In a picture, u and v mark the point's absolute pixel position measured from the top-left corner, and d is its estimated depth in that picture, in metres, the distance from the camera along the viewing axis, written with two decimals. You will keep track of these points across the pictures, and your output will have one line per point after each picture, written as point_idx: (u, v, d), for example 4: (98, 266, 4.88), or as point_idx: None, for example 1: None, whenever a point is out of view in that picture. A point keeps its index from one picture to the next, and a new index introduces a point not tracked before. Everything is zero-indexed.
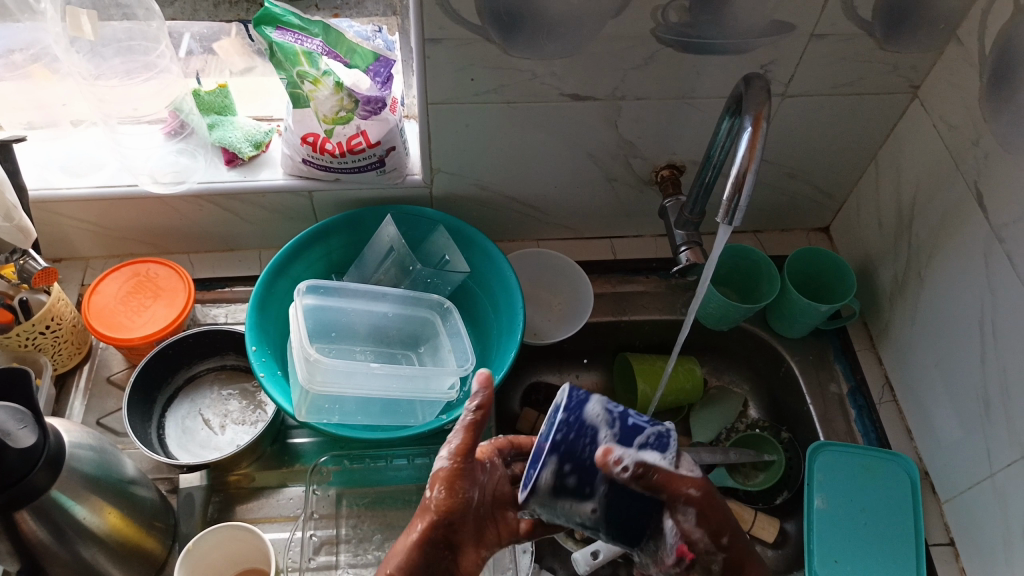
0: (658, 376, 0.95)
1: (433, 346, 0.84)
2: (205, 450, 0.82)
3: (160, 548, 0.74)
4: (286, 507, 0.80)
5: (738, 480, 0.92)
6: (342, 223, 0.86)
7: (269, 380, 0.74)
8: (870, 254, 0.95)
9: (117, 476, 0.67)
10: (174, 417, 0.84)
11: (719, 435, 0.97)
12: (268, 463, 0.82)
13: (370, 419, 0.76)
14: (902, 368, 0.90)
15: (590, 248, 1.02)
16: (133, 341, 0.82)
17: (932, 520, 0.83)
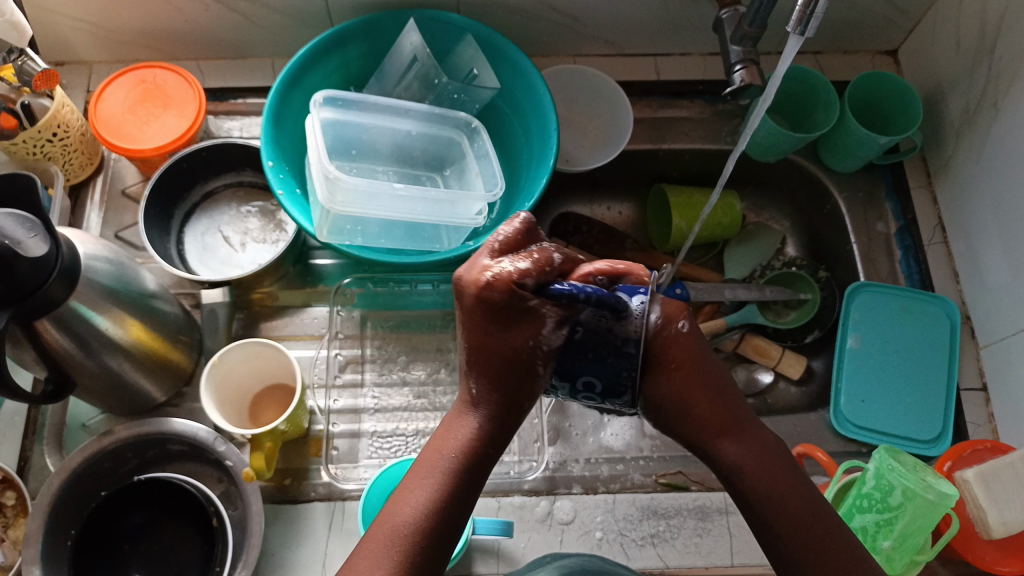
0: (694, 209, 0.90)
1: (459, 169, 0.79)
2: (226, 267, 0.80)
3: (187, 361, 0.75)
4: (311, 327, 0.80)
5: (769, 317, 0.90)
6: (359, 28, 0.78)
7: (288, 198, 0.70)
8: (941, 81, 0.86)
9: (137, 290, 0.66)
10: (194, 233, 0.82)
11: (752, 273, 0.93)
12: (291, 283, 0.82)
13: (393, 243, 0.74)
14: (957, 207, 0.84)
15: (630, 67, 0.93)
16: (143, 152, 0.78)
17: (967, 363, 0.81)
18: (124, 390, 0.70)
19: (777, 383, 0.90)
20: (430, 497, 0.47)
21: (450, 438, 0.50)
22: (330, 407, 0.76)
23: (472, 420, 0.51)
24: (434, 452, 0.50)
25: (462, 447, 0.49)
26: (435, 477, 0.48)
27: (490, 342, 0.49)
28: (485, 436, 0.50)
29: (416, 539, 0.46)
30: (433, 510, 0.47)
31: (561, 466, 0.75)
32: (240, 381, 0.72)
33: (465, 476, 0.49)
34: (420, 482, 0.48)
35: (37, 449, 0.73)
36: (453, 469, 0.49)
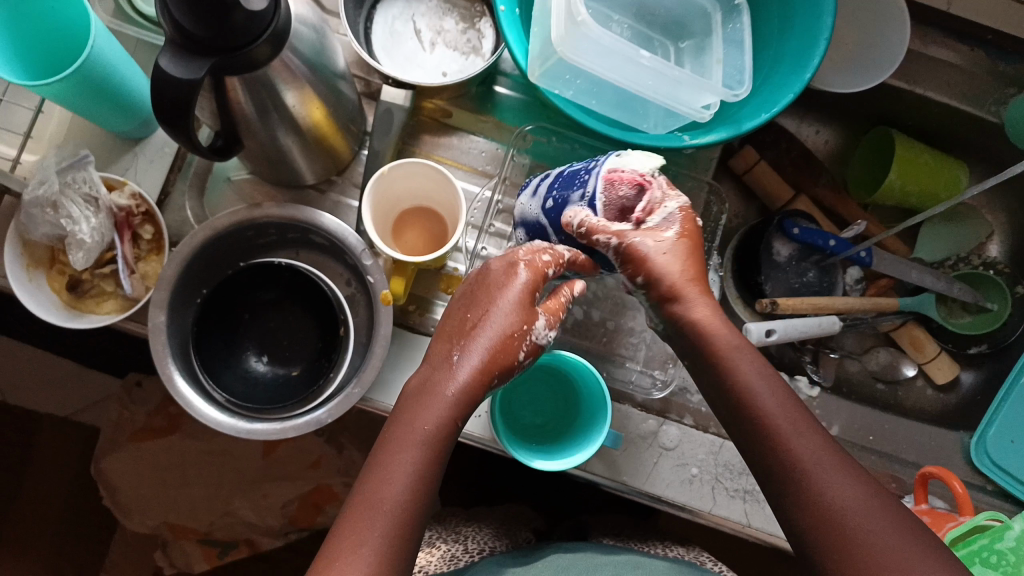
0: (916, 170, 0.79)
1: (699, 46, 0.67)
2: (409, 65, 0.74)
3: (347, 151, 0.71)
4: (474, 160, 0.75)
5: (941, 313, 0.81)
6: None
7: (508, 18, 0.62)
8: None
9: (329, 67, 0.60)
10: (385, 14, 0.75)
11: (944, 260, 0.84)
12: (467, 104, 0.74)
13: (602, 108, 0.65)
14: None
15: None
16: None
17: None
18: (280, 164, 0.66)
19: (915, 381, 0.84)
20: (408, 490, 0.47)
21: (429, 432, 0.49)
22: (474, 249, 0.71)
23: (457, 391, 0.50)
24: (406, 435, 0.49)
25: (438, 428, 0.49)
26: (419, 459, 0.48)
27: (476, 340, 0.51)
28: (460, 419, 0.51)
29: (397, 520, 0.46)
30: (414, 489, 0.47)
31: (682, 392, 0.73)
32: (398, 192, 0.69)
33: (436, 471, 0.49)
34: (393, 461, 0.48)
35: (179, 189, 0.71)
36: (433, 460, 0.49)
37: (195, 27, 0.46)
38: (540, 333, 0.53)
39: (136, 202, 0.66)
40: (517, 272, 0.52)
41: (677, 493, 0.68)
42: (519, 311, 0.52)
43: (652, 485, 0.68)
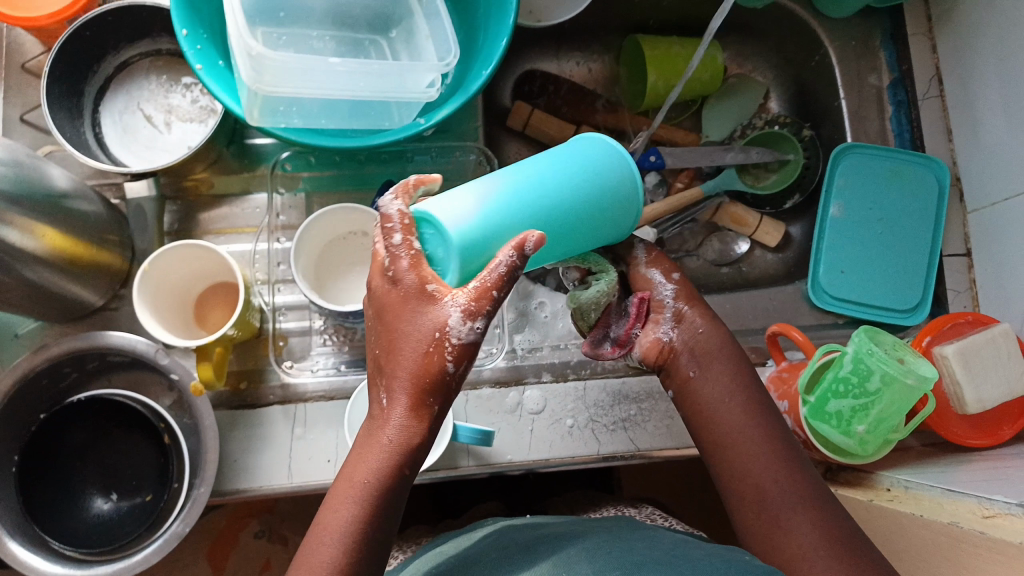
0: (673, 64, 0.81)
1: (407, 30, 0.65)
2: (153, 153, 0.72)
3: (118, 260, 0.70)
4: (252, 218, 0.74)
5: (748, 183, 0.85)
6: None
7: (209, 74, 0.62)
8: None
9: (45, 191, 0.59)
10: (111, 112, 0.73)
11: (733, 134, 0.87)
12: (227, 168, 0.74)
13: (336, 123, 0.63)
14: (957, 56, 0.76)
15: None
16: (39, 20, 0.67)
17: (952, 229, 0.76)
18: (53, 297, 0.65)
19: (753, 251, 0.87)
20: (345, 550, 0.46)
21: (357, 479, 0.47)
22: (277, 304, 0.72)
23: (393, 430, 0.47)
24: (346, 489, 0.47)
25: (391, 482, 0.47)
26: (353, 511, 0.46)
27: (399, 363, 0.47)
28: (403, 463, 0.48)
29: None
30: (359, 532, 0.46)
31: (529, 354, 0.73)
32: (180, 283, 0.67)
33: (374, 530, 0.47)
34: (335, 513, 0.47)
35: None
36: (371, 521, 0.47)
37: None
38: (505, 259, 0.43)
39: None
40: (399, 278, 0.46)
41: (563, 449, 0.69)
42: (427, 317, 0.46)
43: (537, 451, 0.69)
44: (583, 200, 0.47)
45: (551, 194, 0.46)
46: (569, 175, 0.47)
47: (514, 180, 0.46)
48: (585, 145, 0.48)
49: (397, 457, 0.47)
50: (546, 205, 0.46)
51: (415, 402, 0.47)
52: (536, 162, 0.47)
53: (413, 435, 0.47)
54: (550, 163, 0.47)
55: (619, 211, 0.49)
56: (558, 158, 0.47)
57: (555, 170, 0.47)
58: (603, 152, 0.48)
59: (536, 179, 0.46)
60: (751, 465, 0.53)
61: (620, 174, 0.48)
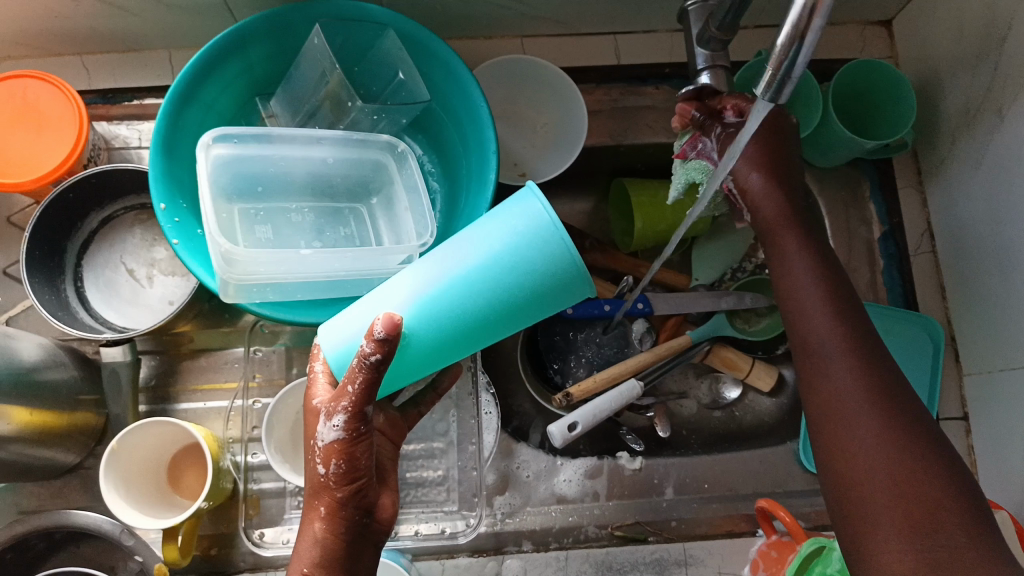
0: (659, 210, 0.81)
1: (388, 197, 0.66)
2: (133, 309, 0.72)
3: (95, 418, 0.69)
4: (232, 373, 0.73)
5: (738, 327, 0.83)
6: (262, 28, 0.65)
7: (185, 248, 0.62)
8: (938, 70, 0.74)
9: (10, 370, 0.58)
10: (94, 268, 0.73)
11: (722, 278, 0.87)
12: (208, 322, 0.73)
13: (314, 296, 0.60)
14: (947, 214, 0.75)
15: (587, 48, 0.80)
16: (24, 183, 0.67)
17: (949, 390, 0.74)
18: (25, 467, 0.64)
19: (745, 395, 0.85)
20: None
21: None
22: (250, 460, 0.70)
23: (314, 546, 0.47)
24: None
25: None
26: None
27: (310, 481, 0.48)
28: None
29: None
30: None
31: (509, 518, 0.70)
32: (149, 453, 0.65)
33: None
34: None
35: None
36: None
37: None
38: (363, 352, 0.44)
39: None
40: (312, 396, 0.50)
41: None
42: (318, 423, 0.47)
43: None
44: (500, 268, 0.45)
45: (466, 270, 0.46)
46: (490, 243, 0.46)
47: (437, 264, 0.48)
48: (516, 206, 0.46)
49: (319, 569, 0.47)
50: (461, 284, 0.46)
51: (330, 513, 0.47)
52: (466, 237, 0.47)
53: (338, 545, 0.47)
54: (474, 237, 0.47)
55: (557, 280, 0.45)
56: (488, 228, 0.46)
57: (476, 242, 0.47)
58: (520, 216, 0.45)
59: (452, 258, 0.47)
60: (867, 467, 0.48)
61: (539, 239, 0.44)
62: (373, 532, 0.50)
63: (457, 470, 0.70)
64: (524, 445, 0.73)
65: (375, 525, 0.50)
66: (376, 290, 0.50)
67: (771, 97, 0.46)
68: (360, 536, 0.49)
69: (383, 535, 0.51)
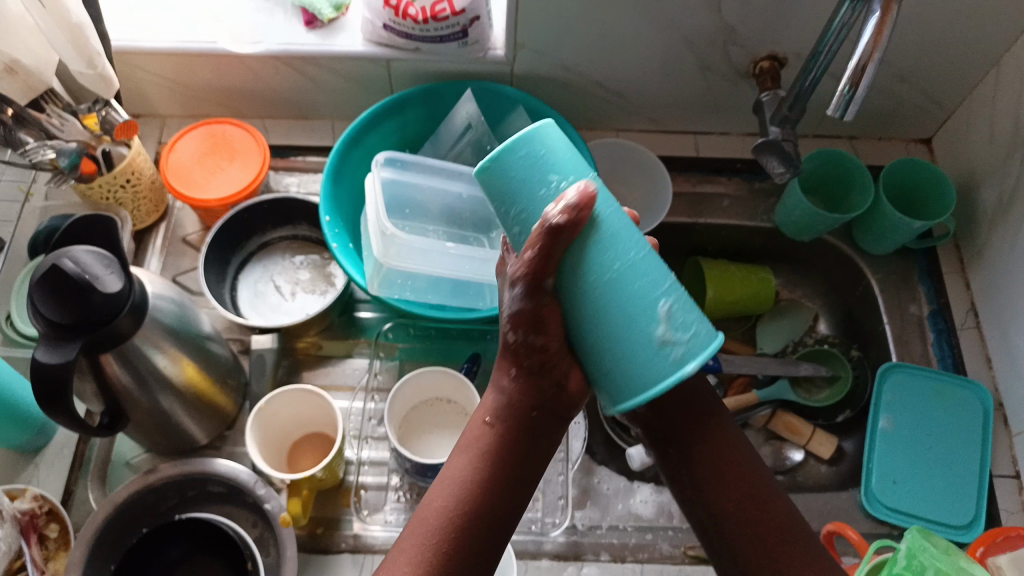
0: (729, 282, 0.92)
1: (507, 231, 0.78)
2: (276, 315, 0.84)
3: (232, 405, 0.79)
4: (351, 377, 0.83)
5: (800, 394, 0.91)
6: (418, 96, 0.85)
7: (342, 252, 0.75)
8: (974, 171, 0.88)
9: (195, 330, 0.70)
10: (248, 280, 0.86)
11: (786, 348, 0.96)
12: (335, 334, 0.85)
13: (440, 299, 0.75)
14: (989, 292, 0.85)
15: (672, 143, 0.97)
16: (209, 204, 0.82)
17: (1000, 450, 0.80)
18: (171, 430, 0.73)
19: (806, 461, 0.88)
20: (453, 494, 0.49)
21: (474, 440, 0.51)
22: (362, 457, 0.78)
23: (499, 399, 0.52)
24: (464, 441, 0.52)
25: (487, 432, 0.51)
26: (470, 468, 0.50)
27: (499, 346, 0.51)
28: (506, 427, 0.51)
29: (454, 525, 0.48)
30: (473, 484, 0.49)
31: (589, 531, 0.75)
32: (281, 426, 0.75)
33: (493, 488, 0.49)
34: (458, 463, 0.51)
35: (81, 483, 0.76)
36: (490, 469, 0.50)
37: (63, 315, 0.56)
38: (549, 214, 0.44)
39: (39, 503, 0.68)
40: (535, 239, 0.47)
41: None
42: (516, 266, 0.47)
43: None
44: (604, 332, 0.45)
45: (619, 285, 0.44)
46: (634, 324, 0.44)
47: (629, 253, 0.44)
48: (659, 361, 0.44)
49: (498, 423, 0.51)
50: (592, 291, 0.45)
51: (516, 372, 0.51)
52: (666, 283, 0.45)
53: (518, 400, 0.51)
54: (658, 275, 0.45)
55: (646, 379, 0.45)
56: (660, 306, 0.44)
57: (641, 287, 0.44)
58: (645, 370, 0.44)
59: (627, 262, 0.44)
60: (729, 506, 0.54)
61: (636, 376, 0.44)
62: (559, 401, 0.51)
63: (542, 482, 0.77)
64: (604, 467, 0.82)
65: (570, 391, 0.51)
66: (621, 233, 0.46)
67: (840, 114, 0.62)
68: (547, 406, 0.51)
69: (569, 407, 0.52)
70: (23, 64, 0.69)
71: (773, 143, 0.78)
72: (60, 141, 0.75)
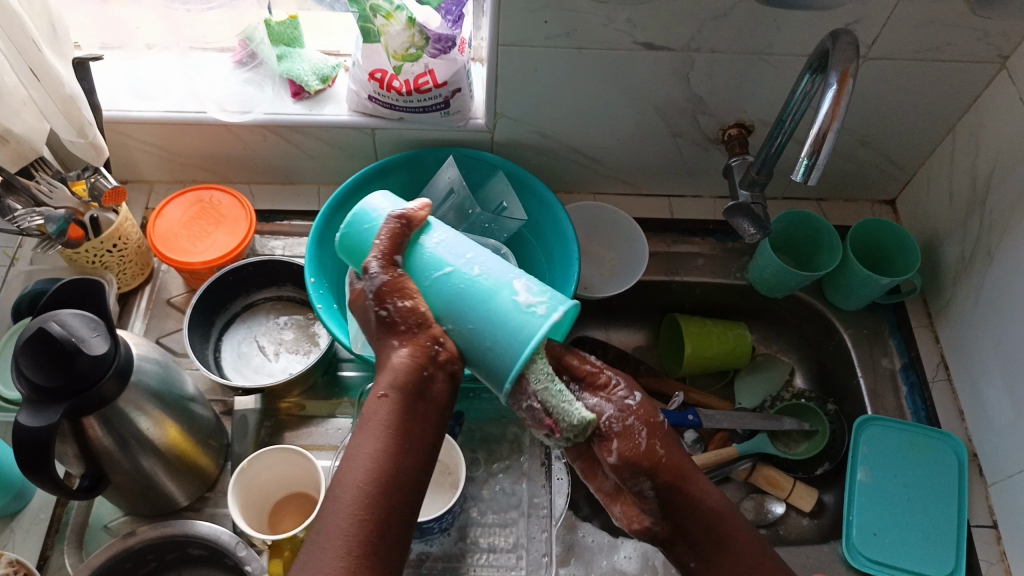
0: (705, 338, 0.94)
1: None
2: (259, 375, 0.85)
3: (213, 465, 0.78)
4: (334, 437, 0.84)
5: (779, 448, 0.91)
6: (402, 162, 0.88)
7: (326, 313, 0.76)
8: (937, 230, 0.92)
9: (178, 392, 0.70)
10: (231, 341, 0.87)
11: (765, 403, 0.97)
12: (318, 394, 0.86)
13: None
14: (958, 346, 0.88)
15: (647, 205, 1.01)
16: (193, 265, 0.84)
17: (977, 502, 0.81)
18: (152, 492, 0.72)
19: (788, 514, 0.89)
20: (367, 471, 0.49)
21: (373, 414, 0.52)
22: None
23: (393, 370, 0.53)
24: (365, 420, 0.52)
25: (387, 407, 0.52)
26: (377, 442, 0.50)
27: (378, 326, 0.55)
28: (403, 397, 0.52)
29: (371, 499, 0.48)
30: (382, 460, 0.50)
31: None
32: (264, 487, 0.75)
33: (399, 455, 0.51)
34: (364, 440, 0.51)
35: (57, 549, 0.74)
36: (396, 439, 0.51)
37: (48, 379, 0.56)
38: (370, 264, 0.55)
39: (14, 568, 0.66)
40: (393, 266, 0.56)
41: None
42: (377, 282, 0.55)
43: None
44: (461, 322, 0.53)
45: (462, 288, 0.53)
46: (482, 312, 0.52)
47: (449, 264, 0.54)
48: (520, 319, 0.51)
49: (393, 394, 0.52)
50: (446, 307, 0.54)
51: (400, 342, 0.54)
52: (502, 273, 0.54)
53: (407, 372, 0.52)
54: (488, 273, 0.53)
55: (502, 354, 0.52)
56: (501, 291, 0.52)
57: (473, 287, 0.53)
58: (525, 318, 0.51)
59: (447, 271, 0.54)
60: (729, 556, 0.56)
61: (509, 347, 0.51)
62: (444, 366, 0.54)
63: (526, 538, 0.76)
64: (587, 523, 0.82)
65: (445, 358, 0.54)
66: (444, 249, 0.55)
67: (802, 181, 0.64)
68: (431, 366, 0.53)
69: (454, 369, 0.54)
70: (14, 134, 0.70)
71: (743, 206, 0.81)
72: (49, 208, 0.77)
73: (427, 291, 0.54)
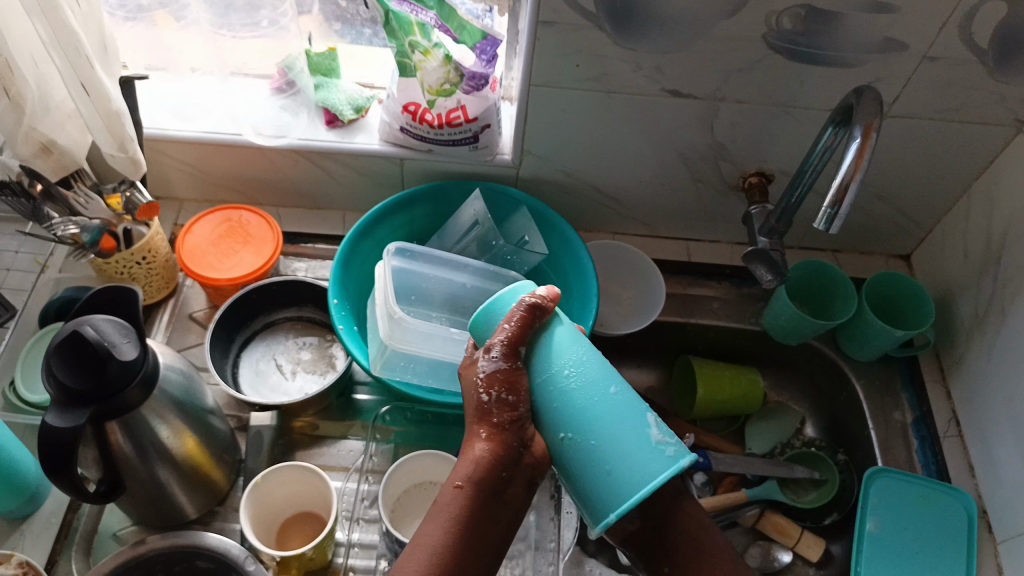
0: (718, 380, 0.95)
1: None
2: (275, 394, 0.85)
3: (224, 480, 0.78)
4: (344, 459, 0.84)
5: (789, 495, 0.91)
6: (428, 193, 0.90)
7: (347, 334, 0.77)
8: (951, 286, 0.93)
9: (198, 405, 0.71)
10: (249, 358, 0.88)
11: (774, 450, 0.97)
12: (332, 415, 0.87)
13: (439, 383, 0.77)
14: (969, 402, 0.88)
15: (665, 247, 1.02)
16: (218, 281, 0.86)
17: (985, 560, 0.80)
18: (163, 502, 0.73)
19: (794, 563, 0.89)
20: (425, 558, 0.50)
21: (444, 506, 0.52)
22: (352, 539, 0.78)
23: (472, 464, 0.52)
24: (435, 508, 0.52)
25: (453, 500, 0.52)
26: (442, 530, 0.51)
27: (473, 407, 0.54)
28: (478, 491, 0.52)
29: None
30: (446, 551, 0.50)
31: None
32: (274, 503, 0.75)
33: (467, 549, 0.51)
34: (431, 526, 0.51)
35: (66, 554, 0.75)
36: (463, 533, 0.51)
37: (78, 382, 0.58)
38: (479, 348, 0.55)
39: (23, 570, 0.67)
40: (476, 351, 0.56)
41: None
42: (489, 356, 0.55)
43: None
44: (582, 445, 0.50)
45: (604, 408, 0.50)
46: (613, 431, 0.49)
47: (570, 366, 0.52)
48: (653, 461, 0.49)
49: (467, 487, 0.52)
50: (549, 412, 0.52)
51: (488, 434, 0.54)
52: (636, 406, 0.51)
53: (488, 471, 0.52)
54: (622, 395, 0.51)
55: (627, 486, 0.48)
56: (631, 424, 0.50)
57: (609, 409, 0.50)
58: (650, 462, 0.49)
59: (566, 374, 0.52)
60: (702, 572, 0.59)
61: (616, 487, 0.49)
62: (525, 466, 0.54)
63: (531, 571, 0.76)
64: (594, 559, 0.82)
65: (527, 461, 0.54)
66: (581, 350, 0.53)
67: (823, 228, 0.65)
68: (512, 467, 0.53)
69: (534, 472, 0.55)
70: (59, 145, 0.74)
71: (761, 252, 0.82)
72: (84, 218, 0.79)
73: (546, 390, 0.52)
